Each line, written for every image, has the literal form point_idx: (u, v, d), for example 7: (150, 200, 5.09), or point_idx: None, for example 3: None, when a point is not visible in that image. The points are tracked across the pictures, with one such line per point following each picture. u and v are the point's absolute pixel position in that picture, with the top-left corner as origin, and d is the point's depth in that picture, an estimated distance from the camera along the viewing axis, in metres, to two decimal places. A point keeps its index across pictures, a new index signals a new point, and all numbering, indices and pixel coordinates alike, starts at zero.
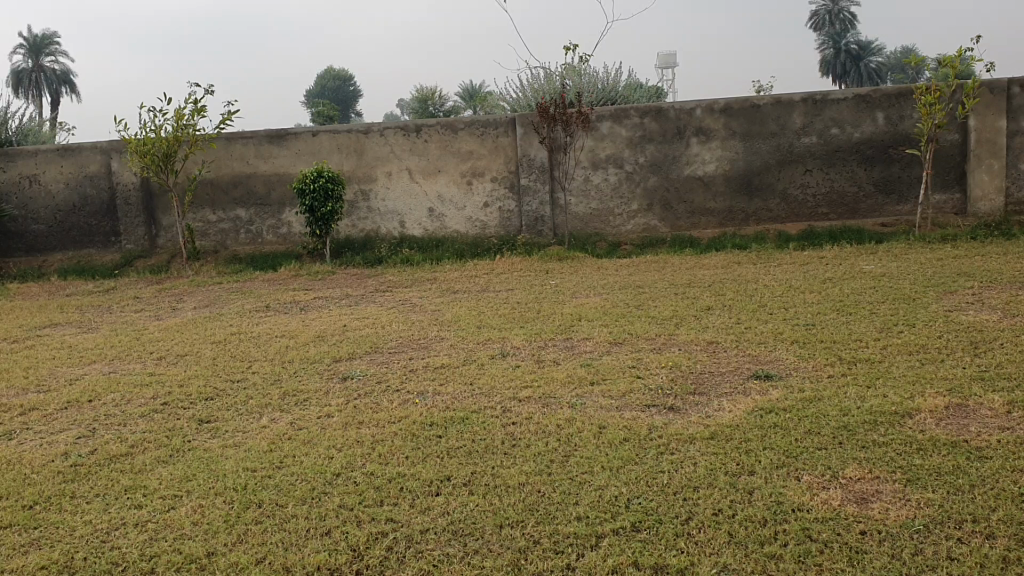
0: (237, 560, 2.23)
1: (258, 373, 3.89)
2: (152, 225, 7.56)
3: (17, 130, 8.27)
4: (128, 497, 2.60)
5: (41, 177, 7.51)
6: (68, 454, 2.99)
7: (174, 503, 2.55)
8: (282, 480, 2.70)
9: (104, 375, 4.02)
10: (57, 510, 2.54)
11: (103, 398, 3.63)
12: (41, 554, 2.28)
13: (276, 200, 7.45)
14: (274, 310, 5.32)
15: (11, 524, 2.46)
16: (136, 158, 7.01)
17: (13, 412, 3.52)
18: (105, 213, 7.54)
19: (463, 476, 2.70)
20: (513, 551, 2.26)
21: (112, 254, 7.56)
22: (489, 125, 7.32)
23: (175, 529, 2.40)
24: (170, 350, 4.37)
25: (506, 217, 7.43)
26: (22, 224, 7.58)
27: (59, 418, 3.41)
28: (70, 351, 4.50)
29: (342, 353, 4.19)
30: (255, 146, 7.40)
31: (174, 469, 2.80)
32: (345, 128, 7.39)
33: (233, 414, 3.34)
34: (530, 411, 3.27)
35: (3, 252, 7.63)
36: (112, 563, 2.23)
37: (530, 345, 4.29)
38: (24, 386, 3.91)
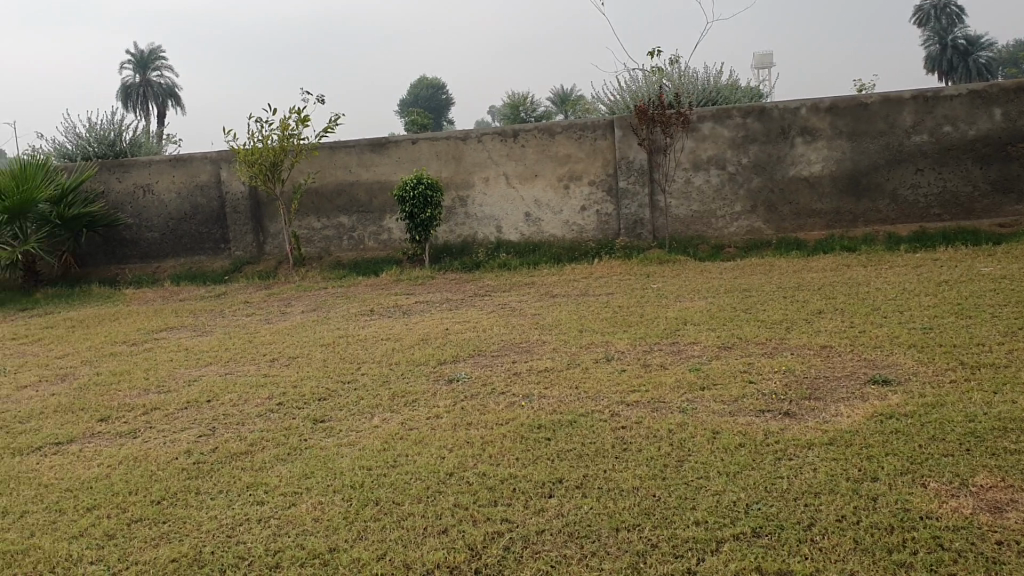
0: (359, 556, 2.26)
1: (367, 375, 3.96)
2: (259, 232, 7.79)
3: (130, 141, 8.63)
4: (250, 493, 2.68)
5: (155, 186, 7.83)
6: (191, 452, 3.09)
7: (296, 500, 2.61)
8: (397, 479, 2.74)
9: (220, 376, 4.16)
10: (185, 505, 2.63)
11: (220, 398, 3.75)
12: (172, 547, 2.36)
13: (378, 207, 7.59)
14: (378, 314, 5.42)
15: (142, 518, 2.56)
16: (244, 168, 7.23)
17: (137, 411, 3.68)
18: (214, 221, 7.80)
19: (576, 479, 2.69)
20: (631, 554, 2.25)
21: (222, 261, 7.82)
22: (587, 128, 7.29)
23: (297, 525, 2.45)
24: (282, 353, 4.49)
25: (605, 221, 7.39)
26: (137, 232, 7.90)
27: (180, 417, 3.55)
28: (187, 353, 4.67)
29: (447, 355, 4.24)
30: (356, 155, 7.55)
31: (293, 466, 2.87)
32: (443, 135, 7.48)
33: (345, 414, 3.41)
34: (640, 415, 3.24)
35: (120, 259, 7.97)
36: (239, 557, 2.29)
37: (636, 349, 4.26)
38: (146, 387, 4.07)
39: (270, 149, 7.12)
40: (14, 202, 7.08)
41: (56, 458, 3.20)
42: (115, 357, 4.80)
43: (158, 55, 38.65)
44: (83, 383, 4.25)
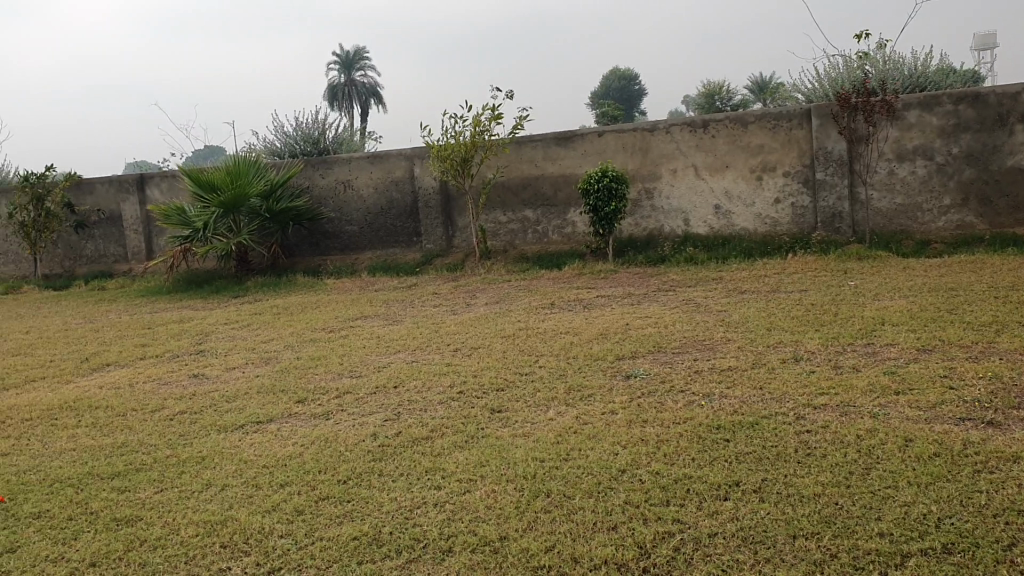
0: (528, 546, 2.29)
1: (546, 367, 4.00)
2: (449, 226, 8.03)
3: (333, 139, 9.11)
4: (427, 478, 2.77)
5: (354, 182, 8.24)
6: (376, 435, 3.25)
7: (471, 486, 2.68)
8: (569, 472, 2.76)
9: (407, 363, 4.33)
10: (368, 486, 2.76)
11: (406, 384, 3.91)
12: (354, 525, 2.48)
13: (563, 200, 7.65)
14: (560, 307, 5.46)
15: (328, 496, 2.72)
16: (436, 163, 7.48)
17: (329, 395, 3.90)
18: (407, 215, 8.13)
19: (753, 483, 2.61)
20: (807, 563, 2.15)
21: (414, 253, 8.13)
22: (782, 117, 7.03)
23: (470, 511, 2.51)
24: (466, 343, 4.62)
25: (799, 214, 7.10)
26: (338, 225, 8.36)
27: (368, 401, 3.73)
28: (378, 341, 4.90)
29: (627, 350, 4.22)
30: (544, 148, 7.63)
31: (469, 454, 2.95)
32: (631, 127, 7.43)
33: (523, 405, 3.46)
34: (826, 419, 3.10)
35: (322, 251, 8.46)
36: (414, 539, 2.37)
37: (826, 349, 4.07)
38: (340, 371, 4.31)
39: (460, 145, 7.33)
40: (229, 197, 7.67)
41: (257, 435, 3.45)
42: (313, 343, 5.10)
43: (363, 55, 40.61)
44: (285, 366, 4.56)
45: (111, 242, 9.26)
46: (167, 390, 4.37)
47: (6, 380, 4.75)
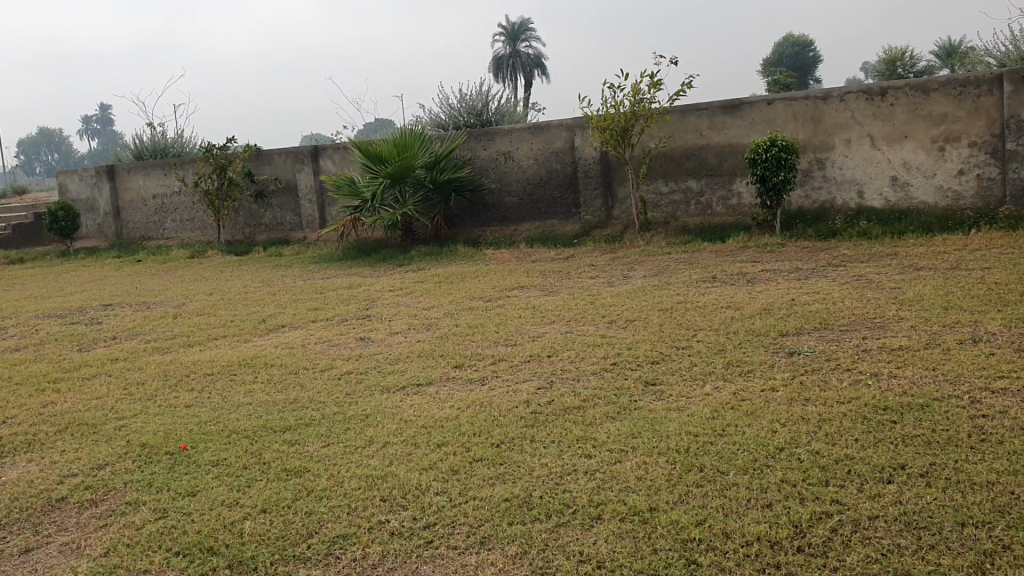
0: (678, 518, 2.27)
1: (703, 342, 3.94)
2: (609, 197, 7.99)
3: (496, 111, 9.23)
4: (579, 446, 2.80)
5: (515, 153, 8.33)
6: (529, 401, 3.30)
7: (622, 457, 2.68)
8: (724, 448, 2.71)
9: (562, 333, 4.36)
10: (519, 451, 2.81)
11: (560, 354, 3.94)
12: (506, 488, 2.53)
13: (728, 171, 7.46)
14: (720, 281, 5.34)
15: (482, 459, 2.79)
16: (597, 134, 7.46)
17: (485, 362, 3.99)
18: (568, 186, 8.15)
19: (920, 467, 2.49)
20: (976, 553, 2.04)
21: (573, 224, 8.14)
22: (969, 83, 6.57)
23: (621, 481, 2.52)
24: (623, 315, 4.60)
25: (986, 186, 6.63)
26: (498, 196, 8.48)
27: (523, 369, 3.79)
28: (535, 311, 4.95)
29: (790, 327, 4.09)
30: (708, 118, 7.46)
31: (622, 425, 2.95)
32: (802, 95, 7.14)
33: (678, 379, 3.43)
34: (1006, 404, 2.91)
35: (483, 221, 8.61)
36: (564, 504, 2.40)
37: (1009, 331, 3.80)
38: (497, 339, 4.39)
39: (621, 115, 7.27)
40: (395, 167, 7.92)
41: (416, 397, 3.58)
42: (472, 311, 5.22)
43: (528, 27, 40.76)
44: (444, 333, 4.69)
45: (288, 211, 9.77)
46: (334, 351, 4.59)
47: (191, 338, 5.12)
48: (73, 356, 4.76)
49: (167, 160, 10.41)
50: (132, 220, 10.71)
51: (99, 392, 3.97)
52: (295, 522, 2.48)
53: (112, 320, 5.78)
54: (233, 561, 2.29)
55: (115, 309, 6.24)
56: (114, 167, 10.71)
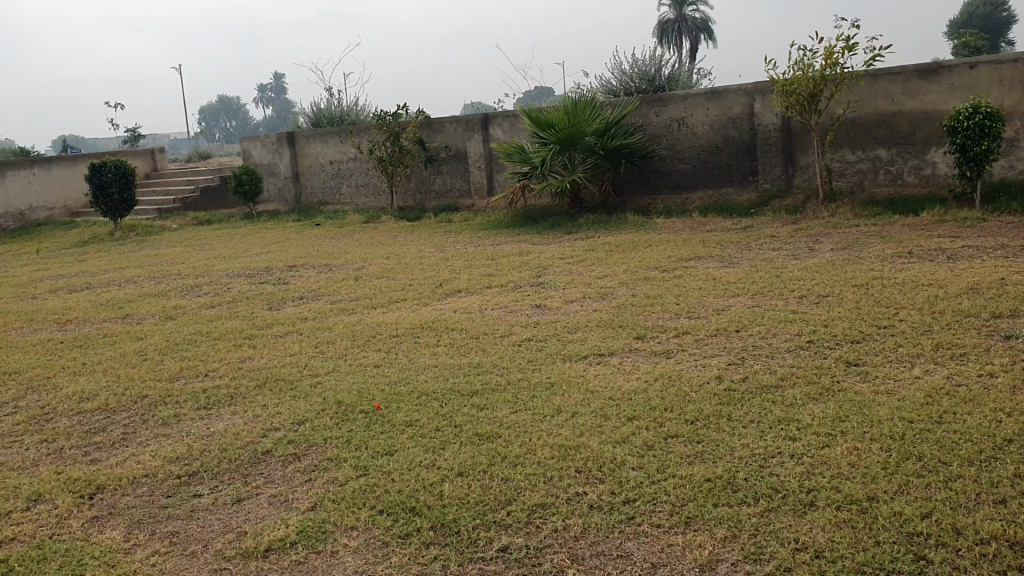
0: (901, 510, 2.12)
1: (906, 321, 3.70)
2: (789, 165, 7.65)
3: (669, 75, 9.00)
4: (781, 427, 2.67)
5: (690, 119, 8.10)
6: (721, 377, 3.19)
7: (831, 441, 2.54)
8: (944, 437, 2.52)
9: (749, 307, 4.19)
10: (717, 429, 2.71)
11: (749, 329, 3.79)
12: (707, 467, 2.44)
13: (922, 139, 6.99)
14: (917, 257, 5.01)
15: (678, 435, 2.71)
16: (781, 100, 7.14)
17: (670, 334, 3.89)
18: (745, 153, 7.86)
19: None
20: None
21: (750, 193, 7.86)
22: None
23: (831, 467, 2.38)
24: (812, 290, 4.39)
25: None
26: (670, 163, 8.29)
27: (711, 343, 3.67)
28: (715, 283, 4.80)
29: (1004, 308, 3.78)
30: (902, 83, 7.00)
31: (826, 407, 2.79)
32: (1011, 57, 6.57)
33: (882, 360, 3.23)
34: None
35: (654, 189, 8.44)
36: (772, 488, 2.29)
37: None
38: (679, 311, 4.28)
39: (808, 80, 6.92)
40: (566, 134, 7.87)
41: (601, 367, 3.53)
42: (649, 281, 5.11)
43: None
44: (622, 303, 4.60)
45: (457, 177, 9.91)
46: (511, 317, 4.60)
47: (373, 300, 5.25)
48: (264, 314, 4.98)
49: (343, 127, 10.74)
50: (309, 185, 11.14)
51: (291, 350, 4.13)
52: (493, 488, 2.47)
53: (297, 281, 6.01)
54: (436, 523, 2.31)
55: (299, 270, 6.49)
56: (294, 134, 11.14)
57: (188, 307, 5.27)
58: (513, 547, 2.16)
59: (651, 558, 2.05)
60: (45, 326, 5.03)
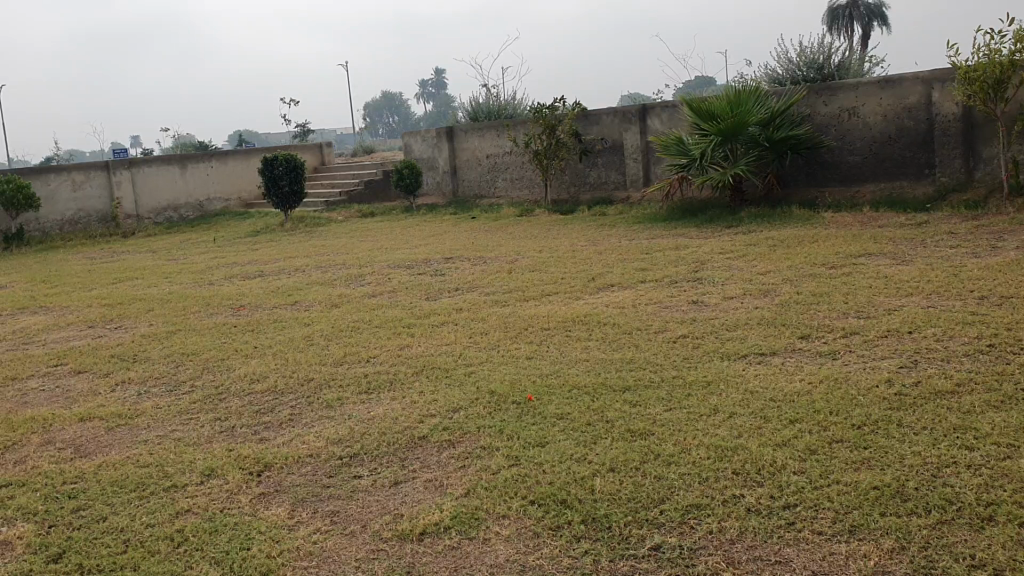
0: None
1: None
2: (970, 157, 7.18)
3: (838, 64, 8.64)
4: (958, 436, 2.50)
5: (861, 110, 7.75)
6: (892, 381, 3.02)
7: (1014, 453, 2.36)
8: None
9: (923, 308, 3.96)
10: (886, 435, 2.57)
11: (924, 331, 3.58)
12: (875, 474, 2.32)
13: None
14: None
15: (843, 440, 2.59)
16: (962, 87, 6.72)
17: (836, 333, 3.73)
18: (921, 144, 7.44)
19: None
20: None
21: (925, 186, 7.43)
22: None
23: (1014, 480, 2.21)
24: (995, 290, 4.10)
25: None
26: (838, 155, 7.95)
27: (881, 345, 3.49)
28: (886, 281, 4.56)
29: None
30: None
31: (1008, 415, 2.60)
32: None
33: None
34: None
35: (820, 182, 8.11)
36: (946, 500, 2.15)
37: None
38: (846, 310, 4.10)
39: (993, 65, 6.47)
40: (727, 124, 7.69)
41: (760, 367, 3.42)
42: (813, 278, 4.92)
43: None
44: (784, 300, 4.44)
45: (613, 170, 9.84)
46: (667, 313, 4.52)
47: (528, 293, 5.29)
48: (423, 304, 5.10)
49: (500, 121, 10.88)
50: (467, 178, 11.35)
51: (448, 339, 4.21)
52: (646, 485, 2.44)
53: (455, 272, 6.12)
54: (587, 518, 2.31)
55: (456, 262, 6.62)
56: (453, 128, 11.38)
57: (352, 296, 5.47)
58: (665, 546, 2.13)
59: (811, 565, 1.97)
60: (221, 310, 5.33)
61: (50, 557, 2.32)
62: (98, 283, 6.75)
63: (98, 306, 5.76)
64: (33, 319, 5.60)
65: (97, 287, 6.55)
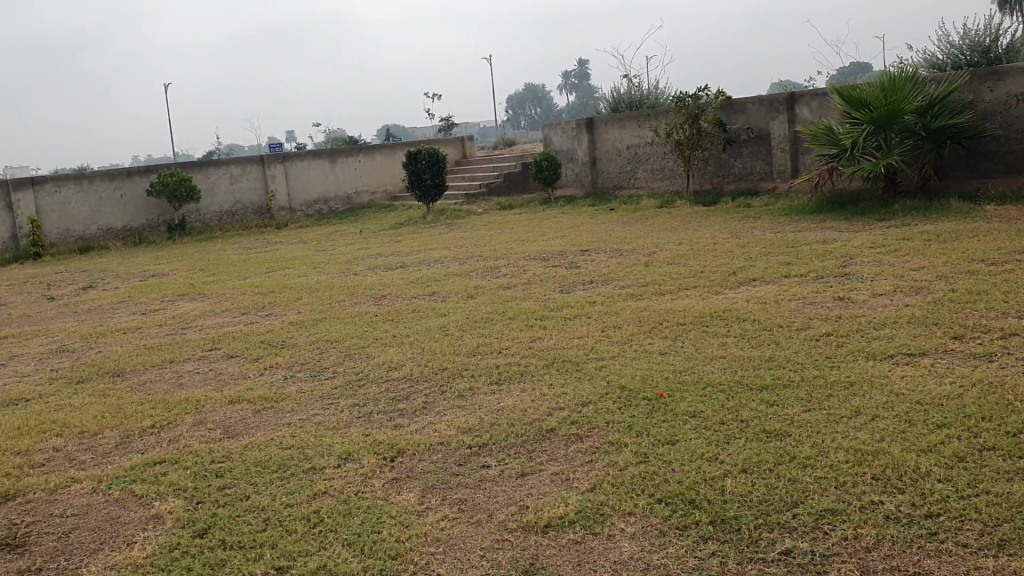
0: None
1: None
2: None
3: (1006, 46, 8.11)
4: None
5: None
6: None
7: None
8: None
9: None
10: None
11: None
12: None
13: None
14: None
15: (996, 448, 2.44)
16: None
17: (994, 335, 3.51)
18: None
19: None
20: None
21: None
22: None
23: None
24: None
25: None
26: (1004, 144, 7.46)
27: None
28: None
29: None
30: None
31: None
32: None
33: None
34: None
35: (983, 173, 7.63)
36: None
37: None
38: (1006, 310, 3.85)
39: None
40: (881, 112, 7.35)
41: (908, 368, 3.25)
42: (971, 275, 4.64)
43: None
44: (937, 298, 4.21)
45: (757, 161, 9.58)
46: (809, 310, 4.37)
47: (664, 286, 5.22)
48: (558, 296, 5.11)
49: (641, 111, 10.77)
50: (607, 169, 11.29)
51: (581, 332, 4.21)
52: (779, 488, 2.37)
53: (591, 265, 6.11)
54: (716, 518, 2.26)
55: (593, 254, 6.60)
56: (593, 119, 11.35)
57: (488, 288, 5.52)
58: (797, 551, 2.06)
59: None
60: (363, 300, 5.50)
61: (197, 531, 2.46)
62: (251, 272, 7.09)
63: (251, 294, 6.06)
64: (192, 306, 5.94)
65: (251, 276, 6.88)
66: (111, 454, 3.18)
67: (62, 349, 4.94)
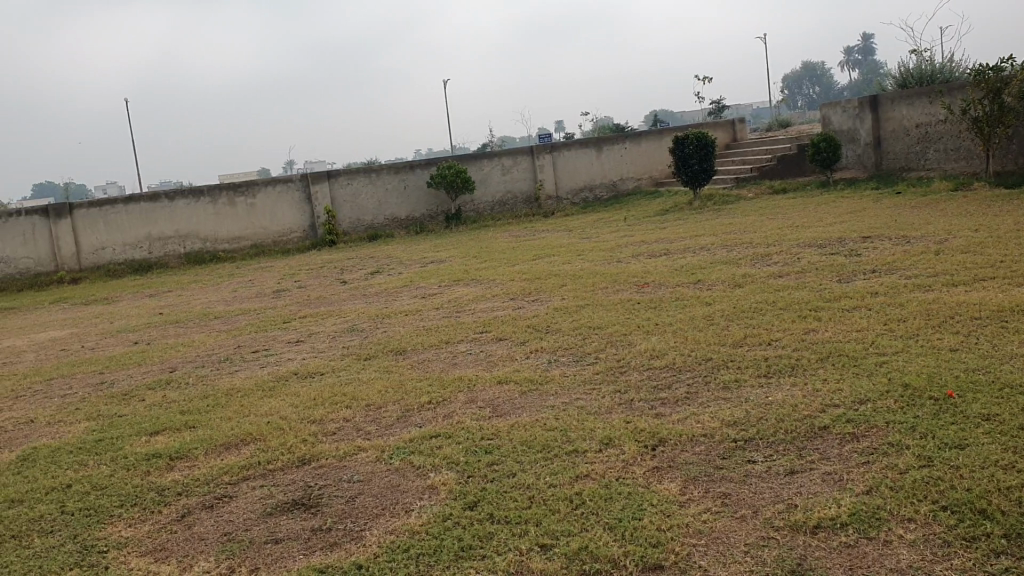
0: None
1: None
2: None
3: None
4: None
5: None
6: None
7: None
8: None
9: None
10: None
11: None
12: None
13: None
14: None
15: None
16: None
17: None
18: None
19: None
20: None
21: None
22: None
23: None
24: None
25: None
26: None
27: None
28: None
29: None
30: None
31: None
32: None
33: None
34: None
35: None
36: None
37: None
38: None
39: None
40: None
41: None
42: None
43: None
44: None
45: None
46: None
47: (956, 278, 4.78)
48: (833, 286, 4.84)
49: (934, 87, 9.93)
50: (892, 150, 10.55)
51: (858, 325, 3.96)
52: None
53: (872, 253, 5.71)
54: (1010, 532, 2.06)
55: (873, 242, 6.17)
56: (879, 97, 10.65)
57: (757, 276, 5.28)
58: None
59: None
60: (627, 287, 5.49)
61: (468, 504, 2.60)
62: (520, 260, 7.31)
63: (519, 281, 6.24)
64: (464, 291, 6.22)
65: (520, 263, 7.09)
66: (392, 427, 3.42)
67: (351, 329, 5.38)
